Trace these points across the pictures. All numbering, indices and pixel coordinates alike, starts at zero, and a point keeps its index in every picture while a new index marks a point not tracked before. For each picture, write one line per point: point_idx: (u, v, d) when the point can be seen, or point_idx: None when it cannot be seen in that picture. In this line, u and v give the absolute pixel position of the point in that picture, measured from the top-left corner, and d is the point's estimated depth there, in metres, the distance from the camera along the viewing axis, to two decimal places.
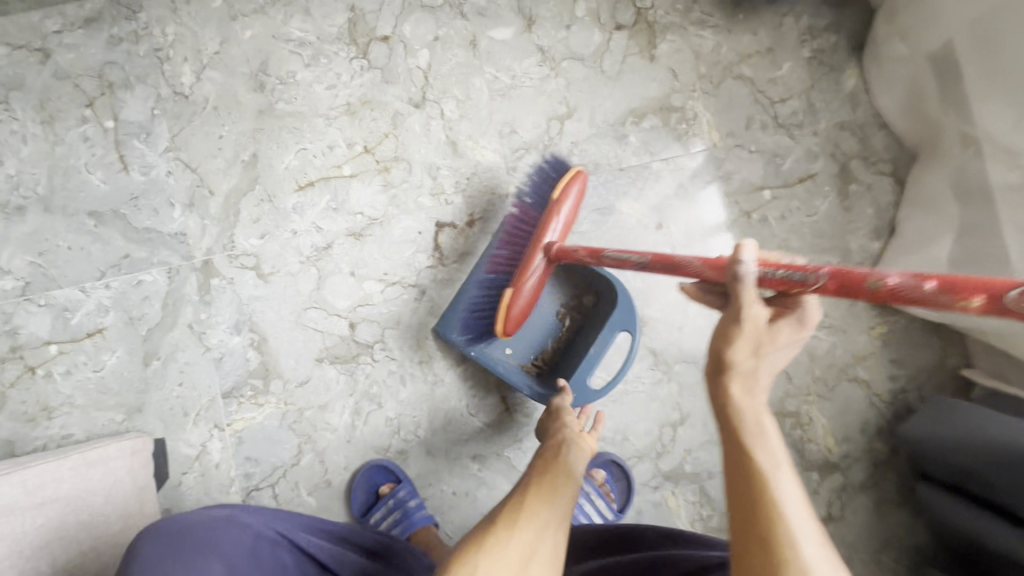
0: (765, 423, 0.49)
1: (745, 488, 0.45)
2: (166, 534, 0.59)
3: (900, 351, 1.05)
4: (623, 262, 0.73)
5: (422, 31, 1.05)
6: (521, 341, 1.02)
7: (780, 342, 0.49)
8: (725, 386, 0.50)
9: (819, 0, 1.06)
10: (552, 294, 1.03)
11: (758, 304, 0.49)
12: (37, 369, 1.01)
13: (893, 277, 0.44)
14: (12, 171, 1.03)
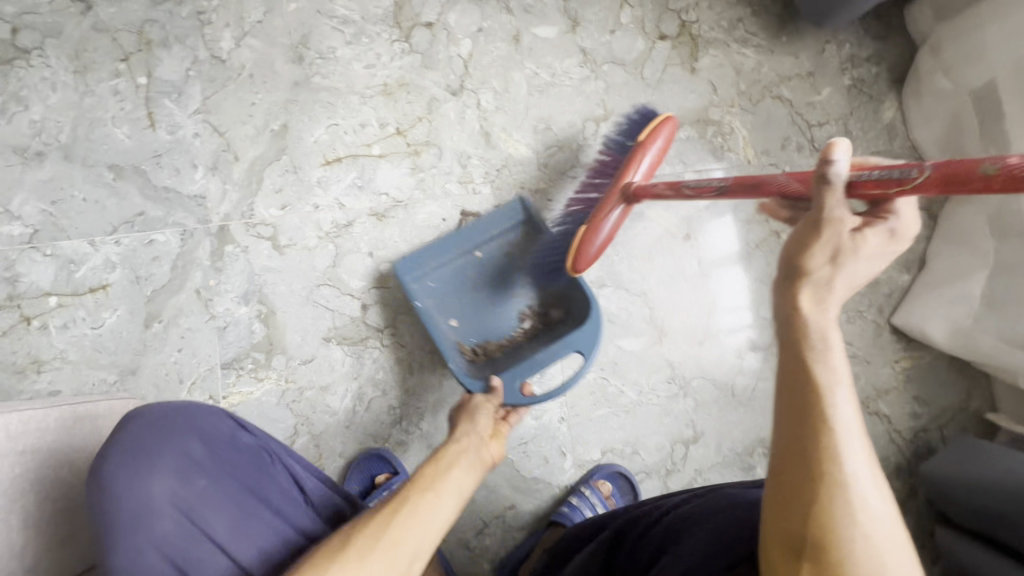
0: (830, 337, 0.46)
1: (801, 400, 0.44)
2: (154, 420, 0.62)
3: (924, 389, 1.02)
4: (701, 189, 0.72)
5: (466, 21, 1.05)
6: (472, 326, 0.98)
7: (863, 252, 0.47)
8: (794, 295, 0.48)
9: (861, 31, 1.07)
10: (523, 293, 0.99)
11: (844, 206, 0.47)
12: (33, 320, 0.98)
13: (1013, 158, 0.42)
14: (37, 117, 1.01)
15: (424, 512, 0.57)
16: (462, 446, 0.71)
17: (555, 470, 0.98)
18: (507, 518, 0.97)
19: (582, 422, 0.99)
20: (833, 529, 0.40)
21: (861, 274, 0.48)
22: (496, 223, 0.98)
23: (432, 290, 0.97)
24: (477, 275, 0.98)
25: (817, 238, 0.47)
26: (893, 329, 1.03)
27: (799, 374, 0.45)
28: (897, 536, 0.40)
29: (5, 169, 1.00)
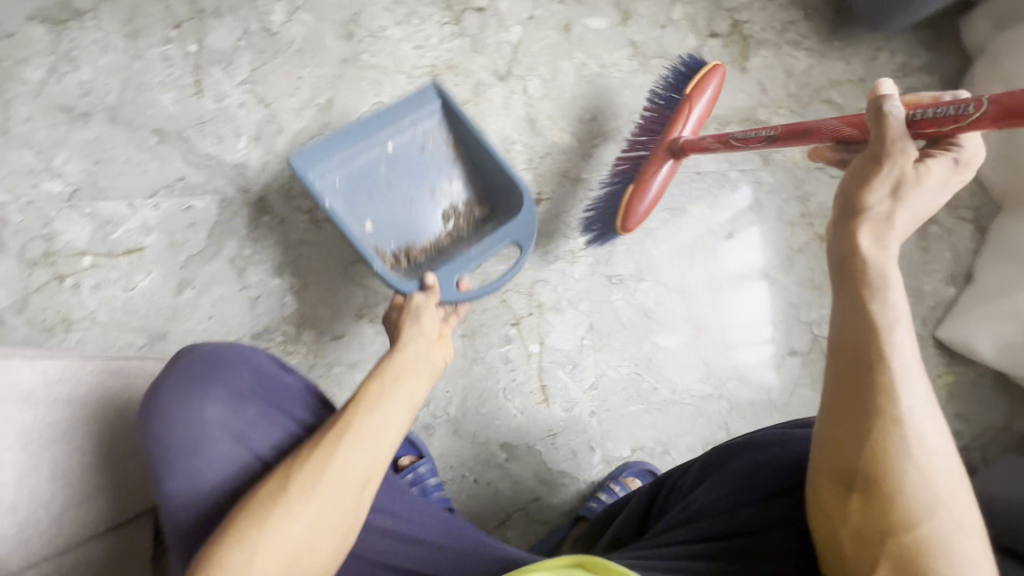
0: (889, 277, 0.48)
1: (859, 343, 0.48)
2: (201, 355, 0.64)
3: (967, 406, 0.99)
4: (749, 139, 0.77)
5: (518, 8, 1.05)
6: (392, 228, 0.92)
7: (926, 182, 0.49)
8: (855, 236, 0.50)
9: (916, 41, 1.06)
10: (446, 190, 0.94)
11: (908, 140, 0.48)
12: (65, 279, 0.97)
13: None
14: (86, 78, 1.02)
15: (367, 441, 0.55)
16: (401, 358, 0.66)
17: (583, 465, 0.96)
18: (531, 510, 0.94)
19: (612, 417, 0.97)
20: (889, 466, 0.46)
21: (924, 207, 0.50)
22: (405, 111, 0.91)
23: (344, 189, 0.89)
24: (390, 172, 0.92)
25: (877, 173, 0.49)
26: (937, 343, 1.00)
27: (865, 325, 0.48)
28: (945, 463, 0.47)
29: (51, 127, 1.00)
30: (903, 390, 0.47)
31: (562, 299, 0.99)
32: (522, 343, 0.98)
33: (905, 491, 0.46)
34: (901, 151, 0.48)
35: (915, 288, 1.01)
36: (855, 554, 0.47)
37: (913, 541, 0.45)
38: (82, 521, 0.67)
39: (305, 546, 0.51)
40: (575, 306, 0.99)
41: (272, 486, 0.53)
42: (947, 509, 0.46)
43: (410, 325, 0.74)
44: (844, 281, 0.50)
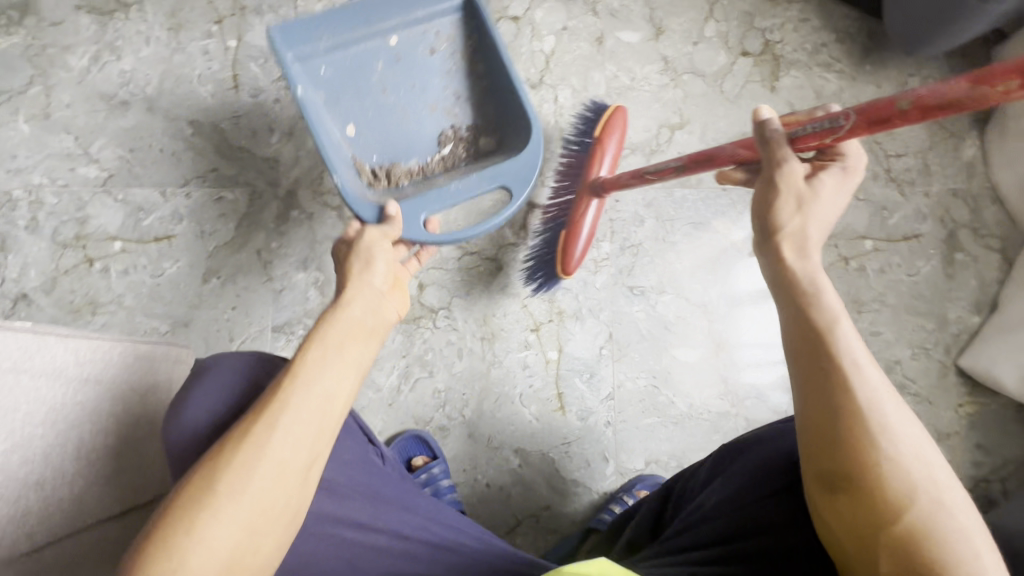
0: (820, 279, 0.52)
1: (810, 346, 0.50)
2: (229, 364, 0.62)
3: (987, 437, 0.97)
4: (663, 172, 0.77)
5: (553, 19, 1.06)
6: (377, 139, 0.90)
7: (820, 194, 0.54)
8: (778, 250, 0.54)
9: (947, 68, 1.06)
10: (449, 109, 0.92)
11: (793, 160, 0.53)
12: (95, 262, 0.98)
13: (921, 92, 0.46)
14: (127, 68, 1.04)
15: (314, 403, 0.51)
16: (334, 321, 0.58)
17: (596, 475, 0.95)
18: (542, 518, 0.93)
19: (628, 428, 0.97)
20: (866, 459, 0.46)
21: (829, 213, 0.55)
22: (418, 4, 0.86)
23: (333, 78, 0.87)
24: (391, 74, 0.89)
25: (778, 198, 0.54)
26: (959, 371, 0.99)
27: (811, 327, 0.50)
28: (921, 442, 0.47)
29: (90, 114, 1.02)
30: (857, 380, 0.48)
31: (583, 307, 0.99)
32: (541, 350, 0.98)
33: (888, 480, 0.46)
34: (785, 176, 0.53)
35: (939, 315, 1.00)
36: (856, 551, 0.47)
37: (908, 532, 0.45)
38: (101, 503, 0.67)
39: (246, 544, 0.47)
40: (595, 315, 0.99)
41: (191, 490, 0.47)
42: (937, 490, 0.46)
43: (358, 271, 0.66)
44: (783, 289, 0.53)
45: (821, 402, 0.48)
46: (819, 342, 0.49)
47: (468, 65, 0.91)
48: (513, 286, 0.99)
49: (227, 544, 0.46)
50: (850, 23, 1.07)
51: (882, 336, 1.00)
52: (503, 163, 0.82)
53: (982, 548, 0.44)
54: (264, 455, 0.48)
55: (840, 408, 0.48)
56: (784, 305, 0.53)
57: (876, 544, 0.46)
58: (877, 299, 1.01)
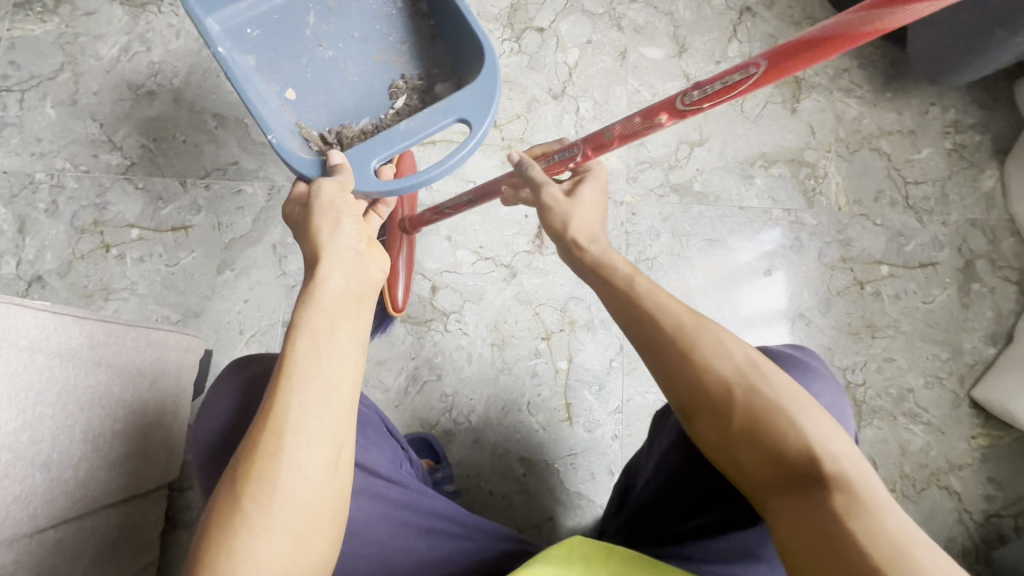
0: (613, 255, 0.61)
1: (620, 310, 0.56)
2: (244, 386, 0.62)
3: (1000, 471, 0.96)
4: (458, 205, 0.83)
5: (577, 32, 1.08)
6: (320, 100, 0.82)
7: (584, 196, 0.66)
8: (581, 246, 0.63)
9: (968, 99, 1.07)
10: (395, 58, 0.83)
11: (551, 186, 0.66)
12: (112, 248, 0.99)
13: (613, 130, 0.61)
14: (156, 59, 1.06)
15: (313, 392, 0.50)
16: (317, 303, 0.56)
17: (600, 488, 0.93)
18: (544, 529, 0.92)
19: (634, 443, 0.95)
20: (691, 378, 0.50)
21: (595, 209, 0.66)
22: None
23: (263, 39, 0.82)
24: (327, 31, 0.83)
25: (551, 211, 0.65)
26: (972, 402, 0.98)
27: (618, 286, 0.57)
28: (728, 340, 0.51)
29: (117, 102, 1.04)
30: (659, 314, 0.53)
31: (595, 318, 0.99)
32: (551, 359, 0.97)
33: (710, 389, 0.49)
34: (550, 197, 0.65)
35: (954, 344, 0.99)
36: (727, 465, 0.49)
37: (748, 427, 0.47)
38: (104, 486, 0.69)
39: (295, 554, 0.46)
40: (607, 327, 0.99)
41: (233, 513, 0.46)
42: (755, 377, 0.49)
43: (327, 231, 0.64)
44: (596, 276, 0.60)
45: (639, 342, 0.53)
46: (621, 294, 0.56)
47: (409, 10, 0.84)
48: (526, 293, 0.99)
49: (280, 555, 0.46)
50: (872, 50, 1.08)
51: (896, 362, 0.99)
52: (455, 95, 0.73)
53: (805, 409, 0.47)
54: (281, 455, 0.47)
55: (656, 341, 0.52)
56: (594, 281, 0.60)
57: (734, 451, 0.48)
58: (892, 325, 1.00)
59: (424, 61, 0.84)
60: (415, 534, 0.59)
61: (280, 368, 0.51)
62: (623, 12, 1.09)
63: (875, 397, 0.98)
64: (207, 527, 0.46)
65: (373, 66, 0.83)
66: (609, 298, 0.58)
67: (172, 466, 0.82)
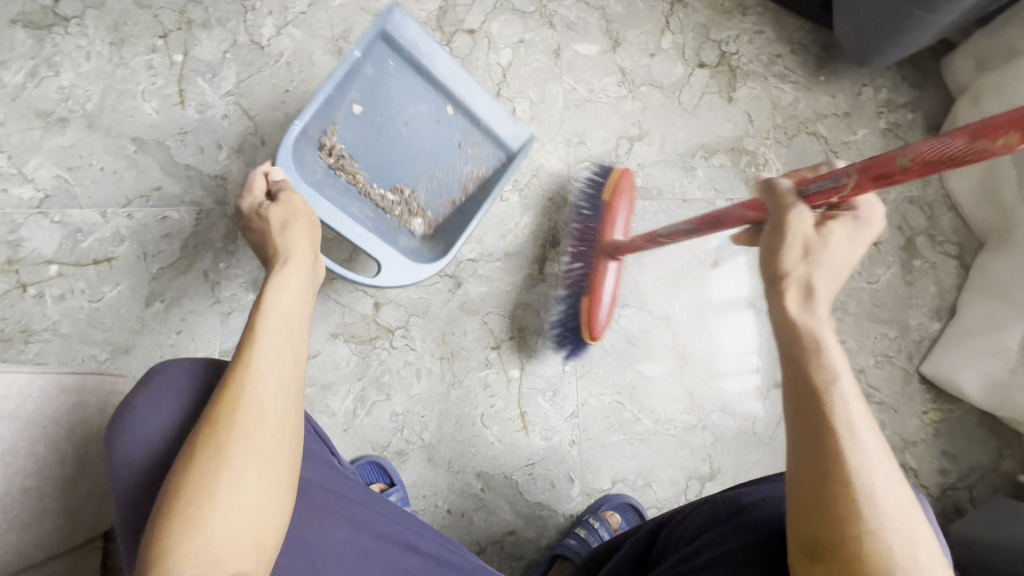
0: (821, 336, 0.44)
1: (804, 408, 0.43)
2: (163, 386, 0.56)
3: (953, 444, 0.97)
4: (673, 234, 0.79)
5: (509, 31, 1.05)
6: (364, 137, 0.91)
7: (835, 238, 0.48)
8: (779, 295, 0.47)
9: (899, 78, 1.07)
10: (426, 183, 0.92)
11: (803, 209, 0.48)
12: (29, 288, 0.93)
13: (918, 147, 0.46)
14: (65, 84, 0.99)
15: (288, 362, 0.52)
16: (280, 282, 0.56)
17: (561, 497, 0.92)
18: (506, 544, 0.90)
19: (593, 447, 0.94)
20: (847, 528, 0.40)
21: (842, 264, 0.47)
22: (491, 116, 0.91)
23: (389, 75, 0.90)
24: (416, 126, 0.92)
25: (784, 241, 0.48)
26: (921, 378, 0.99)
27: (807, 377, 0.43)
28: (907, 503, 0.41)
29: (25, 132, 0.97)
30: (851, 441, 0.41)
31: (545, 323, 0.97)
32: (502, 368, 0.95)
33: (870, 560, 0.39)
34: (796, 216, 0.48)
35: (901, 322, 1.00)
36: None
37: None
38: (19, 548, 0.64)
39: (257, 516, 0.46)
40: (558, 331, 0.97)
41: (202, 466, 0.45)
42: (915, 552, 0.40)
43: (298, 238, 0.62)
44: (790, 347, 0.44)
45: (809, 459, 0.42)
46: (817, 392, 0.42)
47: (474, 187, 0.93)
48: (472, 302, 0.96)
49: (249, 510, 0.46)
50: (803, 35, 1.09)
51: (846, 344, 0.99)
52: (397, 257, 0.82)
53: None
54: (251, 414, 0.48)
55: (833, 471, 0.41)
56: (783, 352, 0.45)
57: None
58: (839, 307, 1.01)
59: (439, 207, 0.93)
60: (352, 540, 0.56)
61: (245, 336, 0.51)
62: (553, 9, 1.06)
63: None
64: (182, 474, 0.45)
65: (412, 165, 0.92)
66: (793, 390, 0.43)
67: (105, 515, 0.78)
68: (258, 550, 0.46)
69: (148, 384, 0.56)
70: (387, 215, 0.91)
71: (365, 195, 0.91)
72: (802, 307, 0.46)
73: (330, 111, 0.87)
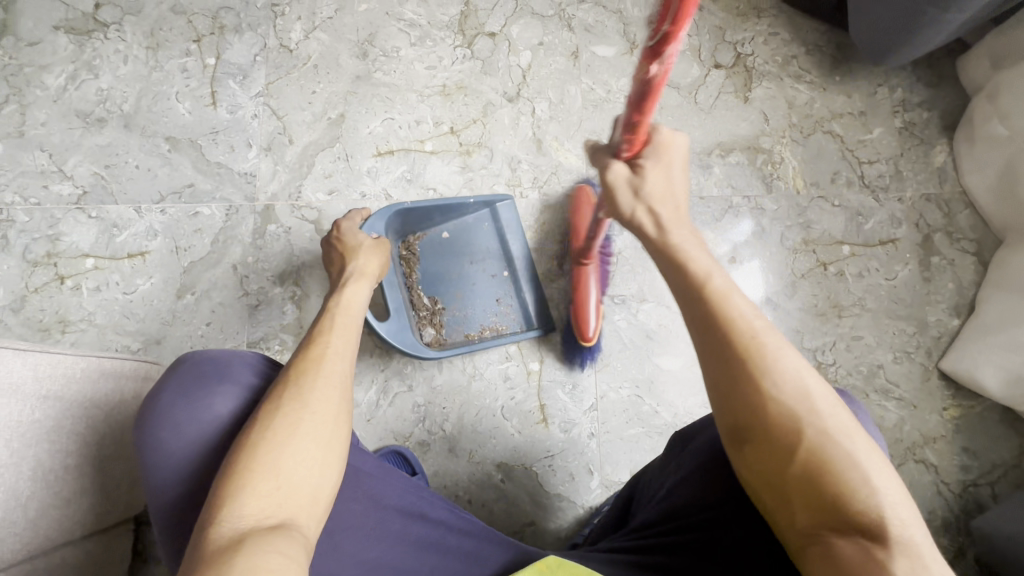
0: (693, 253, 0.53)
1: (696, 313, 0.50)
2: (194, 374, 0.56)
3: (974, 441, 0.96)
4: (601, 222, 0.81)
5: (529, 34, 1.08)
6: (432, 253, 0.97)
7: (647, 178, 0.57)
8: (645, 231, 0.56)
9: (914, 77, 1.09)
10: (457, 312, 0.96)
11: (610, 167, 0.59)
12: (66, 280, 0.96)
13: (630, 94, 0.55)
14: (104, 86, 1.04)
15: (352, 340, 0.60)
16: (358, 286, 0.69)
17: (580, 488, 0.93)
18: (526, 535, 0.91)
19: (611, 440, 0.95)
20: (760, 413, 0.46)
21: (666, 192, 0.57)
22: (535, 304, 0.97)
23: (480, 227, 0.97)
24: (479, 270, 0.97)
25: (614, 194, 0.58)
26: (941, 374, 0.99)
27: (685, 283, 0.52)
28: (804, 367, 0.47)
29: (65, 131, 1.02)
30: (736, 329, 0.48)
31: (563, 318, 0.98)
32: (522, 361, 0.96)
33: (794, 436, 0.45)
34: (611, 173, 0.59)
35: (919, 318, 1.01)
36: (774, 502, 0.46)
37: (809, 467, 0.44)
38: (59, 525, 0.67)
39: (322, 468, 0.48)
40: None
41: (283, 413, 0.50)
42: (816, 408, 0.45)
43: (376, 262, 0.75)
44: (670, 267, 0.54)
45: (707, 355, 0.49)
46: (697, 296, 0.50)
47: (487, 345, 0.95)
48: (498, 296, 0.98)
49: (311, 461, 0.48)
50: (818, 36, 1.11)
51: (864, 340, 1.00)
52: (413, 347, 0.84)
53: (877, 464, 0.44)
54: (330, 375, 0.54)
55: (728, 358, 0.47)
56: (669, 270, 0.54)
57: (788, 490, 0.45)
58: (857, 303, 1.01)
59: (454, 333, 0.95)
60: (367, 512, 0.56)
61: (323, 322, 0.61)
62: (572, 12, 1.09)
63: (846, 375, 0.98)
64: (258, 424, 0.49)
65: (455, 293, 0.96)
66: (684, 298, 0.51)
67: (137, 500, 0.80)
68: (313, 504, 0.47)
69: (182, 371, 0.56)
70: (411, 311, 0.93)
71: (408, 288, 0.95)
72: (658, 232, 0.55)
73: (427, 224, 0.95)
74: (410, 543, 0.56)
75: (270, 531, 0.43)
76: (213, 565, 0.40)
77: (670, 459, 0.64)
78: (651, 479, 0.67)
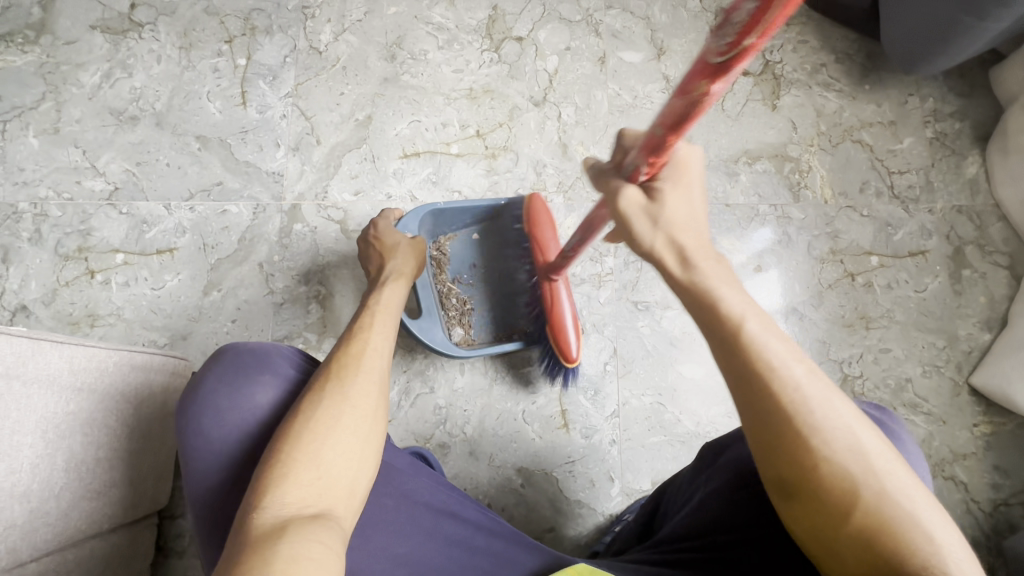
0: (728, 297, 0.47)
1: (738, 372, 0.45)
2: (235, 365, 0.56)
3: (1005, 458, 0.94)
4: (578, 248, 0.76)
5: (556, 39, 1.08)
6: (460, 253, 0.97)
7: (668, 201, 0.52)
8: (671, 270, 0.50)
9: (945, 88, 1.07)
10: (484, 312, 0.96)
11: (626, 190, 0.52)
12: (96, 275, 0.98)
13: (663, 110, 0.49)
14: (137, 85, 1.06)
15: (389, 337, 0.60)
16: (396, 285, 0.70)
17: (600, 496, 0.92)
18: (545, 542, 0.90)
19: (633, 447, 0.94)
20: (808, 474, 0.44)
21: (690, 217, 0.52)
22: None
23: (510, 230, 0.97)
24: (508, 272, 0.97)
25: (630, 225, 0.52)
26: (972, 390, 0.97)
27: (722, 335, 0.46)
28: (855, 420, 0.44)
29: (99, 128, 1.03)
30: (782, 388, 0.44)
31: (586, 323, 0.98)
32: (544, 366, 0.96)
33: (847, 496, 0.43)
34: (625, 197, 0.52)
35: (949, 332, 0.99)
36: (821, 553, 0.45)
37: (866, 526, 0.42)
38: (89, 517, 0.68)
39: (359, 462, 0.49)
40: (599, 330, 0.98)
41: (324, 405, 0.50)
42: (872, 466, 0.43)
43: (410, 261, 0.76)
44: (701, 312, 0.48)
45: (750, 413, 0.45)
46: (738, 350, 0.45)
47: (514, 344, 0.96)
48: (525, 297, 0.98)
49: (349, 455, 0.48)
50: (848, 44, 1.10)
51: (892, 353, 0.98)
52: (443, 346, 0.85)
53: (933, 517, 0.42)
54: (369, 370, 0.54)
55: (773, 417, 0.44)
56: (702, 320, 0.48)
57: (838, 546, 0.43)
58: (885, 315, 1.00)
59: (481, 333, 0.95)
60: (400, 507, 0.56)
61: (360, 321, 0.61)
62: (600, 18, 1.09)
63: (874, 389, 0.97)
64: (297, 417, 0.49)
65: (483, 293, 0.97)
66: (723, 352, 0.46)
67: (161, 494, 0.81)
68: (350, 496, 0.47)
69: (223, 361, 0.56)
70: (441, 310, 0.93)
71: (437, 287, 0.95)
72: (684, 270, 0.49)
73: (458, 225, 0.95)
74: (440, 540, 0.56)
75: (311, 522, 0.43)
76: (257, 552, 0.40)
77: (700, 471, 0.63)
78: (680, 489, 0.67)
